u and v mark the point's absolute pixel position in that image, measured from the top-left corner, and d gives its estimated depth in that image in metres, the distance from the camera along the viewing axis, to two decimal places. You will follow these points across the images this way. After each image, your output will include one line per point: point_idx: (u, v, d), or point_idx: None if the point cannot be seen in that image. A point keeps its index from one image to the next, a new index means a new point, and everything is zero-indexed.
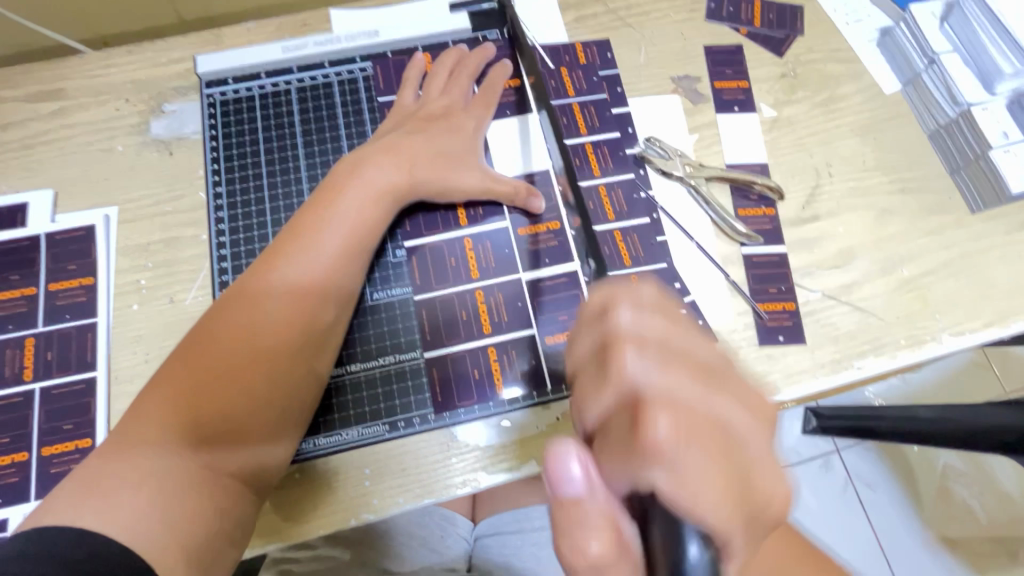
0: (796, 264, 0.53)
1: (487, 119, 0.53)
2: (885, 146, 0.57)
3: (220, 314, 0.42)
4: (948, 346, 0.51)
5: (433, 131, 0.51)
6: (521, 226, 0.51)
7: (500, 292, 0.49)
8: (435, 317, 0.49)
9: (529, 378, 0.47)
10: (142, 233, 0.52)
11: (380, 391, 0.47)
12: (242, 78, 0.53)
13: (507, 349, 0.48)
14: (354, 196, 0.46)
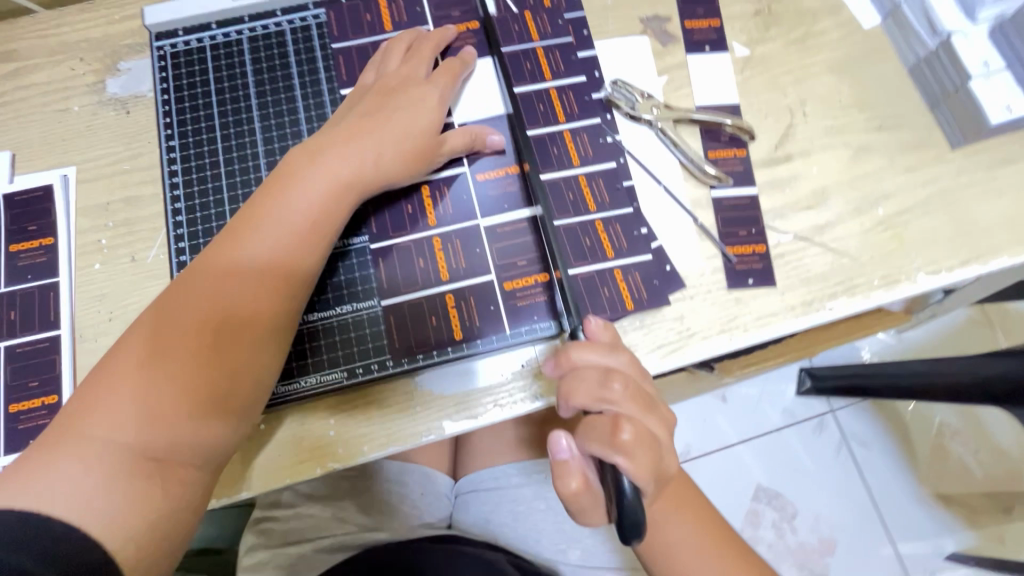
0: (767, 206, 0.52)
1: (451, 89, 0.49)
2: (862, 83, 0.55)
3: (185, 293, 0.40)
4: (923, 285, 0.50)
5: (394, 107, 0.47)
6: (481, 171, 0.49)
7: (457, 238, 0.48)
8: (392, 264, 0.47)
9: (488, 324, 0.46)
10: (102, 192, 0.51)
11: (338, 340, 0.46)
12: (192, 29, 0.52)
13: (467, 295, 0.47)
14: (324, 169, 0.44)
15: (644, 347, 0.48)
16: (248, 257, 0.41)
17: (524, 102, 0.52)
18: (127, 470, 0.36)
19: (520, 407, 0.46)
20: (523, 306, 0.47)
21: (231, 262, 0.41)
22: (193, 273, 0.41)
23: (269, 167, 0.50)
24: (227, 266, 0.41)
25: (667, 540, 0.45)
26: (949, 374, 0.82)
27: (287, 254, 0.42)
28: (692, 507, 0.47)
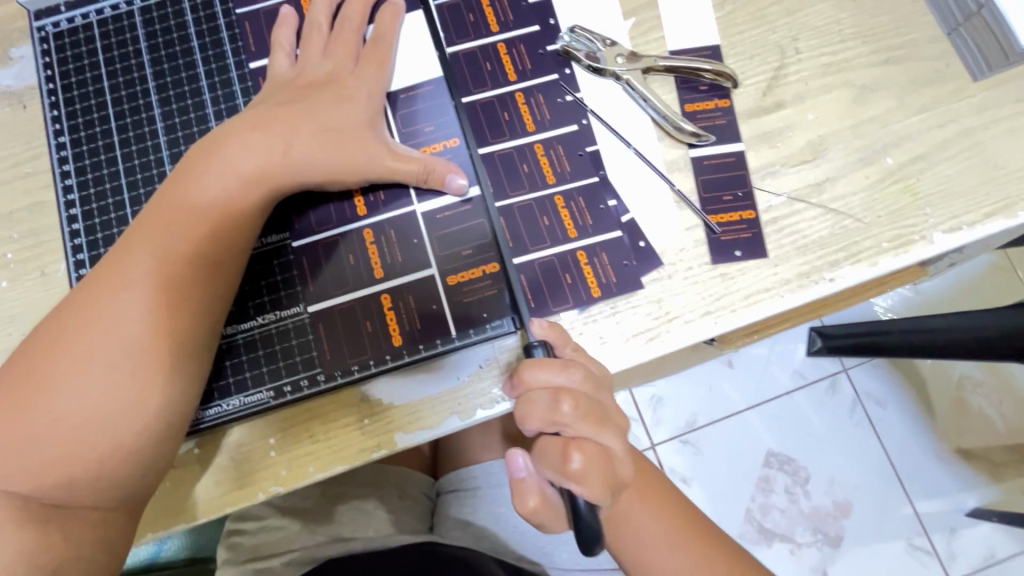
0: (755, 164, 0.45)
1: (383, 79, 0.42)
2: (866, 9, 0.47)
3: (84, 297, 0.35)
4: (941, 246, 0.43)
5: (311, 103, 0.40)
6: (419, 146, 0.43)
7: (391, 228, 0.41)
8: (319, 265, 0.41)
9: (430, 326, 0.41)
10: (3, 200, 0.46)
11: (263, 354, 0.41)
12: (76, 4, 0.45)
13: (403, 294, 0.41)
14: (252, 132, 0.38)
15: (616, 338, 0.42)
16: (158, 251, 0.36)
17: (466, 62, 0.45)
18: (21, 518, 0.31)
19: (476, 415, 0.41)
20: (469, 303, 0.41)
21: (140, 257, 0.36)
22: (95, 273, 0.36)
23: (173, 160, 0.44)
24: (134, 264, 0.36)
25: (633, 533, 0.41)
26: (969, 331, 0.76)
27: (204, 246, 0.37)
28: (660, 496, 0.43)
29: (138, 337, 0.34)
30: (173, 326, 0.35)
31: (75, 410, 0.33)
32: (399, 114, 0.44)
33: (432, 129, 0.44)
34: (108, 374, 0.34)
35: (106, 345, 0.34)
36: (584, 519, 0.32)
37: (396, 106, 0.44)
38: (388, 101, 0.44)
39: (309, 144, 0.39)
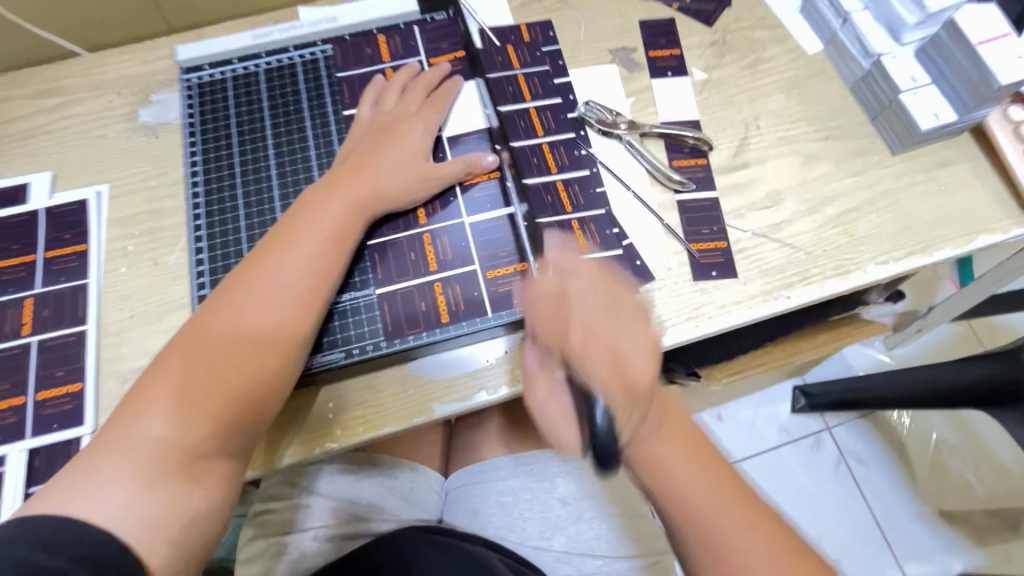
0: (727, 207, 0.57)
1: (437, 119, 0.56)
2: (809, 100, 0.62)
3: (218, 316, 0.45)
4: (874, 274, 0.55)
5: (386, 139, 0.53)
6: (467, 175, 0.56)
7: (445, 234, 0.53)
8: (387, 258, 0.52)
9: (471, 310, 0.51)
10: (130, 205, 0.58)
11: (336, 324, 0.50)
12: (217, 64, 0.60)
13: (451, 283, 0.52)
14: (350, 181, 0.50)
15: None
16: (269, 281, 0.46)
17: (507, 120, 0.58)
18: (169, 482, 0.40)
19: (503, 389, 0.50)
20: (503, 293, 0.52)
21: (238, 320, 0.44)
22: (222, 296, 0.46)
23: (279, 179, 0.56)
24: (235, 326, 0.44)
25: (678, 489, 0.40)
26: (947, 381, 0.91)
27: (315, 265, 0.47)
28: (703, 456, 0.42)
29: (261, 339, 0.44)
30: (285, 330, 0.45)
31: (210, 401, 0.42)
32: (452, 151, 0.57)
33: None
34: (233, 391, 0.43)
35: (229, 372, 0.43)
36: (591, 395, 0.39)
37: (451, 147, 0.57)
38: (444, 142, 0.57)
39: (389, 184, 0.51)
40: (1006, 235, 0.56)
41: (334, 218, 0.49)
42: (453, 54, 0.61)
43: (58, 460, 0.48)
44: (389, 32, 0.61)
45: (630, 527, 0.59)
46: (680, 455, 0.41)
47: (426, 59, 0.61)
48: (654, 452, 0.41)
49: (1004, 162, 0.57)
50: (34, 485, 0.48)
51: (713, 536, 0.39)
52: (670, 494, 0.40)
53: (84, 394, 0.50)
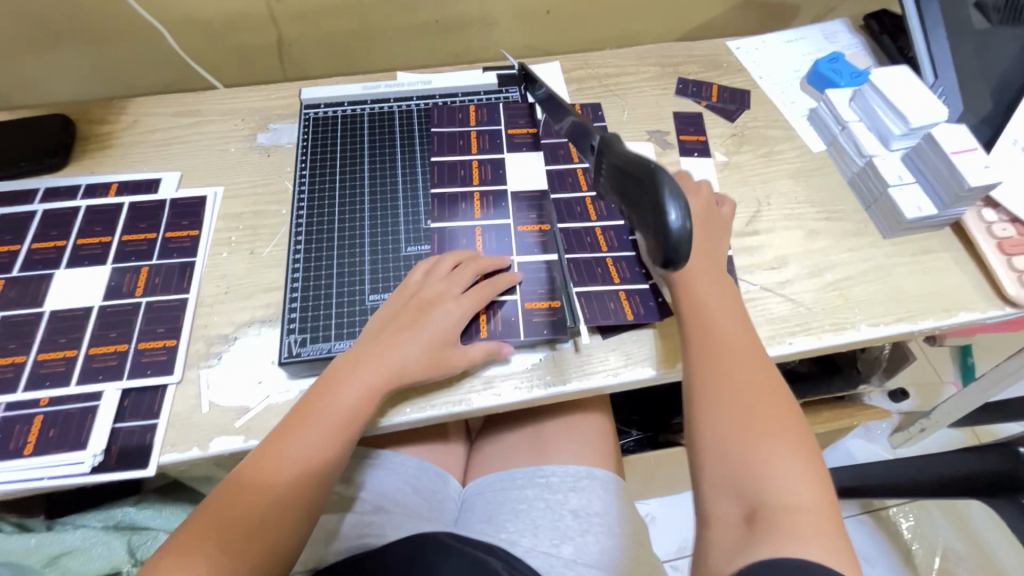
0: (740, 264, 0.67)
1: (471, 307, 0.58)
2: (813, 187, 0.73)
3: (249, 468, 0.50)
4: (866, 333, 0.62)
5: (423, 322, 0.56)
6: (520, 223, 0.65)
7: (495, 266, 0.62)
8: None
9: (507, 330, 0.59)
10: (239, 205, 0.69)
11: None
12: (331, 104, 0.74)
13: (493, 306, 0.60)
14: (374, 362, 0.54)
15: (640, 355, 0.60)
16: (292, 442, 0.51)
17: (557, 175, 0.71)
18: None
19: (536, 390, 0.58)
20: (536, 320, 0.59)
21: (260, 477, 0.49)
22: (257, 453, 0.51)
23: (369, 191, 0.67)
24: (254, 479, 0.49)
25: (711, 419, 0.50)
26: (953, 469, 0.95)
27: (334, 433, 0.52)
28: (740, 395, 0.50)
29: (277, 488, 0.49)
30: (299, 485, 0.50)
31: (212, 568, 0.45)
32: (512, 203, 0.67)
33: (533, 215, 0.66)
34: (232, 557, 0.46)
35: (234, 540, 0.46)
36: (632, 158, 0.46)
37: (513, 200, 0.67)
38: (507, 194, 0.67)
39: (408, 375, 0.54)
40: (984, 314, 0.64)
41: (357, 400, 0.52)
42: (522, 130, 0.73)
43: (144, 403, 0.56)
44: (471, 96, 0.75)
45: (632, 548, 0.63)
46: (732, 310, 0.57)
47: (504, 129, 0.73)
48: (713, 301, 0.57)
49: (978, 252, 0.67)
50: (121, 421, 0.55)
51: (736, 360, 0.52)
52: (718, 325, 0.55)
53: (178, 348, 0.58)
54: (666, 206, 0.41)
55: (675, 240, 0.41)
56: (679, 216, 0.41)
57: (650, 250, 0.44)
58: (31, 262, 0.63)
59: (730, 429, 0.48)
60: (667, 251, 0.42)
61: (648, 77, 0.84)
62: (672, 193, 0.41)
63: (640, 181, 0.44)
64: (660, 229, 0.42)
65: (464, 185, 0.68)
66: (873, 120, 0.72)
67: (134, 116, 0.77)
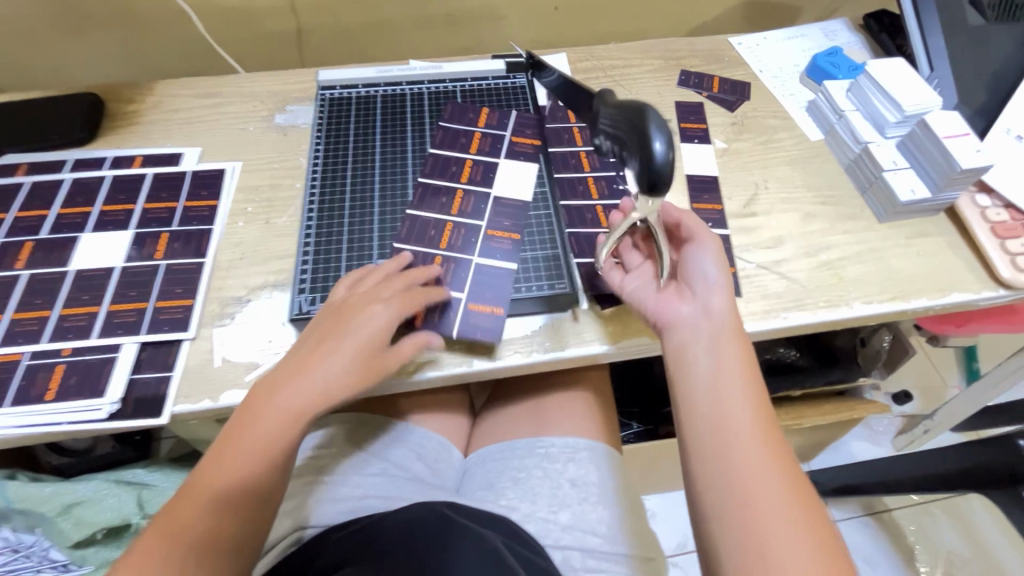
0: (736, 243, 0.69)
1: (396, 313, 0.54)
2: (810, 174, 0.75)
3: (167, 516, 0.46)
4: (860, 310, 0.64)
5: (347, 329, 0.53)
6: (492, 228, 0.64)
7: (453, 263, 0.61)
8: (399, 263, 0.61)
9: (443, 326, 0.58)
10: (256, 179, 0.72)
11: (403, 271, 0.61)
12: (346, 87, 0.78)
13: (436, 301, 0.59)
14: (297, 381, 0.51)
15: (637, 326, 0.62)
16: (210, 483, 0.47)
17: (560, 156, 0.73)
18: None
19: (535, 355, 0.60)
20: (473, 322, 0.58)
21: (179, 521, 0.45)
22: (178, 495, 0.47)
23: (379, 165, 0.70)
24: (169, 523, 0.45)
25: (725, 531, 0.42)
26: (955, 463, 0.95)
27: (255, 464, 0.48)
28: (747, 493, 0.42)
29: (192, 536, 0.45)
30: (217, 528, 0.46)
31: None
32: (492, 207, 0.65)
33: (508, 223, 0.64)
34: None
35: None
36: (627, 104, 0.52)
37: (494, 206, 0.66)
38: (490, 198, 0.66)
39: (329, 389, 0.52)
40: (978, 295, 0.65)
41: (282, 427, 0.50)
42: (525, 139, 0.72)
43: (160, 357, 0.58)
44: (478, 82, 0.79)
45: (626, 517, 0.65)
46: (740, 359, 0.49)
47: (508, 135, 0.72)
48: (716, 370, 0.48)
49: (972, 236, 0.68)
50: (137, 373, 0.57)
51: (738, 448, 0.44)
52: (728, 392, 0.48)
53: (193, 307, 0.61)
54: (653, 136, 0.48)
55: (659, 169, 0.48)
56: (664, 149, 0.48)
57: (636, 178, 0.50)
58: (57, 226, 0.66)
59: (738, 537, 0.41)
60: (652, 178, 0.48)
61: (652, 69, 0.87)
62: (660, 128, 0.49)
63: (630, 122, 0.51)
64: (647, 159, 0.48)
65: (451, 180, 0.68)
66: (869, 108, 0.74)
67: (159, 96, 0.81)
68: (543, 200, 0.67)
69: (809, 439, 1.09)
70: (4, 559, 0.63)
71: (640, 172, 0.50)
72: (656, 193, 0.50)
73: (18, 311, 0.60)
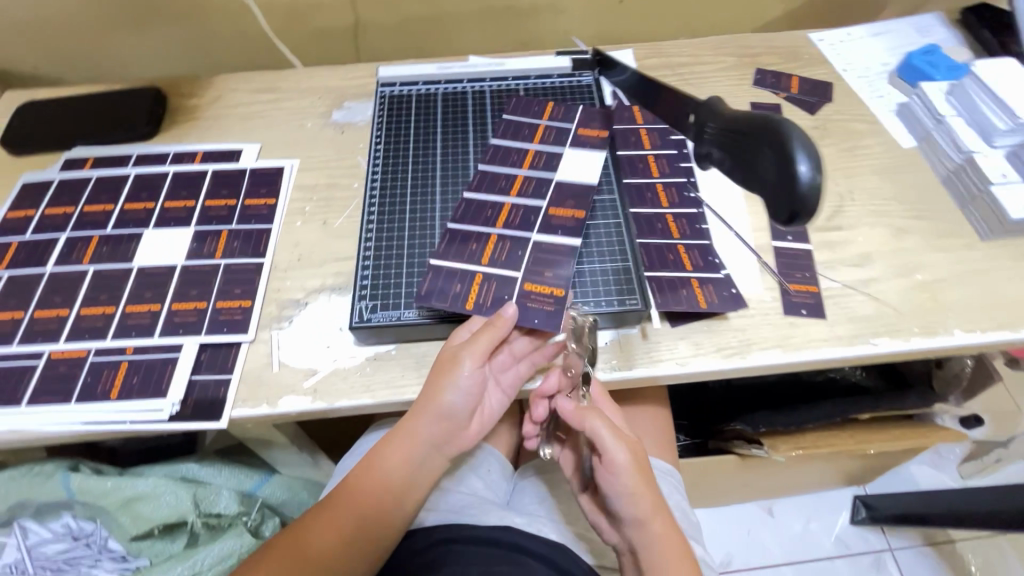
0: (819, 259, 0.64)
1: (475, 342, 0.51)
2: (901, 185, 0.69)
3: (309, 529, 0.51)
4: (961, 339, 0.58)
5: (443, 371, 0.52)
6: (552, 206, 0.61)
7: (509, 242, 0.59)
8: (453, 247, 0.59)
9: (495, 308, 0.55)
10: (313, 178, 0.71)
11: (456, 245, 0.59)
12: (405, 83, 0.76)
13: (489, 279, 0.56)
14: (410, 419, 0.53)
15: (710, 347, 0.57)
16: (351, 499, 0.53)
17: (628, 161, 0.69)
18: None
19: (601, 373, 0.56)
20: (529, 305, 0.55)
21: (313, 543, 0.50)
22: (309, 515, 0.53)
23: (440, 164, 0.68)
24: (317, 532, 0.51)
25: None
26: None
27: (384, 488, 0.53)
28: None
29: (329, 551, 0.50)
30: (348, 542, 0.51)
31: None
32: (552, 188, 0.63)
33: (570, 203, 0.62)
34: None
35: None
36: (758, 116, 0.47)
37: (554, 188, 0.63)
38: (551, 183, 0.63)
39: (461, 442, 0.56)
40: None
41: (405, 468, 0.53)
42: (593, 131, 0.68)
43: (220, 359, 0.58)
44: (543, 79, 0.75)
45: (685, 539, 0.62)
46: (668, 534, 0.51)
47: (574, 129, 0.68)
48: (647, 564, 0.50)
49: None
50: (197, 374, 0.57)
51: None
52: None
53: (252, 308, 0.60)
54: (799, 157, 0.44)
55: (802, 199, 0.44)
56: (812, 177, 0.44)
57: (770, 203, 0.46)
58: (122, 222, 0.67)
59: None
60: (791, 205, 0.44)
61: (725, 68, 0.81)
62: (807, 150, 0.44)
63: (758, 139, 0.46)
64: (782, 188, 0.45)
65: (512, 167, 0.65)
66: (975, 114, 0.68)
67: (219, 91, 0.81)
68: (613, 207, 0.63)
69: (872, 464, 1.02)
70: (66, 545, 0.68)
71: (773, 201, 0.46)
72: (795, 222, 0.46)
73: (84, 306, 0.60)
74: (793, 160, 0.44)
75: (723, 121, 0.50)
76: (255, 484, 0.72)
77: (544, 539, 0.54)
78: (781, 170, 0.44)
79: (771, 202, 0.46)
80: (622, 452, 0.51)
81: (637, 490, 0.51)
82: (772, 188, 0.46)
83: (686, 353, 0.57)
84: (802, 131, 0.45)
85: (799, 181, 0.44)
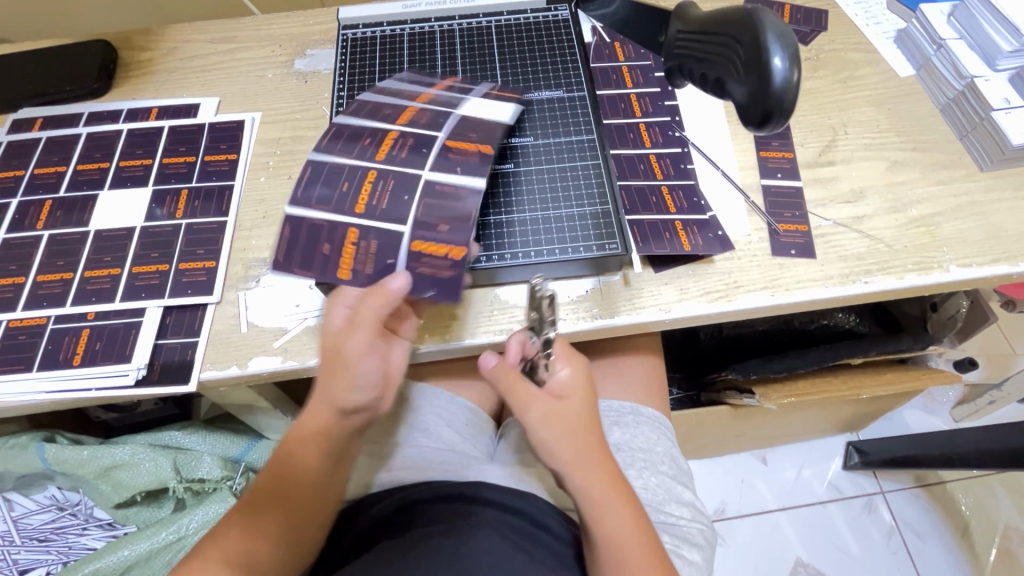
0: (811, 197, 0.61)
1: (365, 319, 0.47)
2: (898, 116, 0.65)
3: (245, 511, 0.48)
4: (955, 275, 0.56)
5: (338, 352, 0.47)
6: (452, 138, 0.55)
7: (391, 179, 0.52)
8: (302, 228, 0.51)
9: (378, 276, 0.50)
10: (275, 131, 0.67)
11: (325, 176, 0.52)
12: (369, 25, 0.71)
13: (367, 237, 0.50)
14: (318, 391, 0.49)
15: (696, 294, 0.55)
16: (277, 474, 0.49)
17: (609, 101, 0.65)
18: None
19: (582, 324, 0.54)
20: (424, 276, 0.50)
21: (247, 519, 0.48)
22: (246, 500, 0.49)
23: None
24: (257, 504, 0.49)
25: None
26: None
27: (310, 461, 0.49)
28: None
29: (265, 520, 0.48)
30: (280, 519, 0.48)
31: None
32: (453, 123, 0.57)
33: (474, 136, 0.56)
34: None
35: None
36: (735, 10, 0.45)
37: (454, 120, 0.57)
38: (452, 117, 0.57)
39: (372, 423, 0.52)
40: None
41: (323, 445, 0.49)
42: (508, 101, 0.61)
43: (185, 322, 0.55)
44: (516, 15, 0.70)
45: (675, 485, 0.61)
46: (602, 470, 0.48)
47: (552, 73, 0.65)
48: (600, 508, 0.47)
49: None
50: (163, 338, 0.55)
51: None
52: (595, 517, 0.47)
53: (216, 270, 0.57)
54: (773, 48, 0.41)
55: (778, 97, 0.41)
56: (789, 71, 0.41)
57: (741, 105, 0.44)
58: (75, 183, 0.63)
59: None
60: (764, 103, 0.42)
61: None
62: (786, 42, 0.42)
63: (732, 34, 0.44)
64: (755, 84, 0.42)
65: (384, 122, 0.57)
66: (977, 36, 0.64)
67: (172, 43, 0.75)
68: (592, 149, 0.60)
69: (863, 410, 1.02)
70: (53, 514, 0.67)
71: (743, 102, 0.44)
72: (765, 125, 0.44)
73: (41, 272, 0.58)
74: (766, 52, 0.41)
75: (699, 21, 0.48)
76: (242, 450, 0.72)
77: (515, 490, 0.54)
78: (753, 66, 0.42)
79: (741, 105, 0.44)
80: (534, 405, 0.48)
81: (564, 436, 0.47)
82: (744, 87, 0.44)
83: (671, 299, 0.55)
84: (780, 22, 0.43)
85: (773, 75, 0.41)
